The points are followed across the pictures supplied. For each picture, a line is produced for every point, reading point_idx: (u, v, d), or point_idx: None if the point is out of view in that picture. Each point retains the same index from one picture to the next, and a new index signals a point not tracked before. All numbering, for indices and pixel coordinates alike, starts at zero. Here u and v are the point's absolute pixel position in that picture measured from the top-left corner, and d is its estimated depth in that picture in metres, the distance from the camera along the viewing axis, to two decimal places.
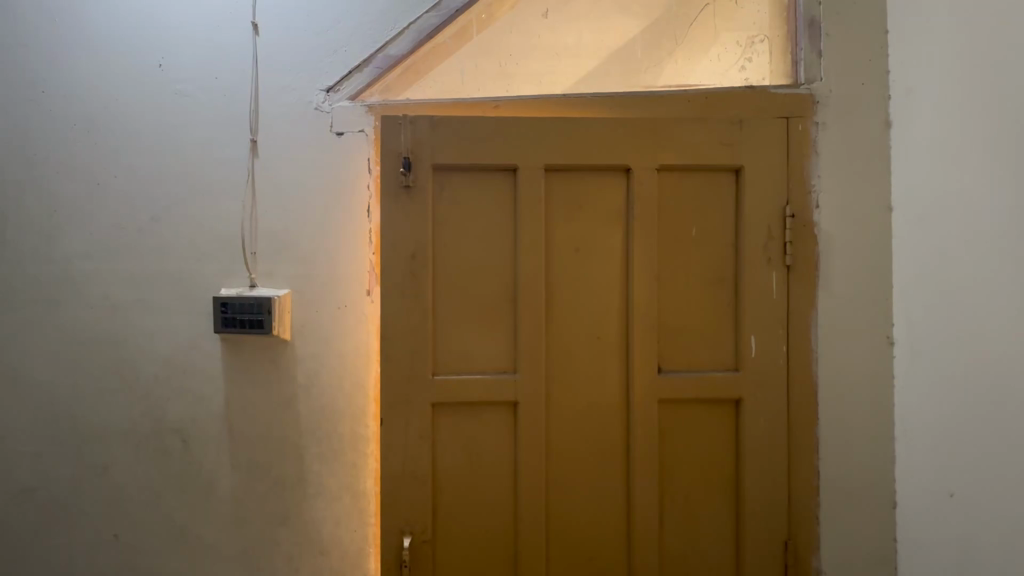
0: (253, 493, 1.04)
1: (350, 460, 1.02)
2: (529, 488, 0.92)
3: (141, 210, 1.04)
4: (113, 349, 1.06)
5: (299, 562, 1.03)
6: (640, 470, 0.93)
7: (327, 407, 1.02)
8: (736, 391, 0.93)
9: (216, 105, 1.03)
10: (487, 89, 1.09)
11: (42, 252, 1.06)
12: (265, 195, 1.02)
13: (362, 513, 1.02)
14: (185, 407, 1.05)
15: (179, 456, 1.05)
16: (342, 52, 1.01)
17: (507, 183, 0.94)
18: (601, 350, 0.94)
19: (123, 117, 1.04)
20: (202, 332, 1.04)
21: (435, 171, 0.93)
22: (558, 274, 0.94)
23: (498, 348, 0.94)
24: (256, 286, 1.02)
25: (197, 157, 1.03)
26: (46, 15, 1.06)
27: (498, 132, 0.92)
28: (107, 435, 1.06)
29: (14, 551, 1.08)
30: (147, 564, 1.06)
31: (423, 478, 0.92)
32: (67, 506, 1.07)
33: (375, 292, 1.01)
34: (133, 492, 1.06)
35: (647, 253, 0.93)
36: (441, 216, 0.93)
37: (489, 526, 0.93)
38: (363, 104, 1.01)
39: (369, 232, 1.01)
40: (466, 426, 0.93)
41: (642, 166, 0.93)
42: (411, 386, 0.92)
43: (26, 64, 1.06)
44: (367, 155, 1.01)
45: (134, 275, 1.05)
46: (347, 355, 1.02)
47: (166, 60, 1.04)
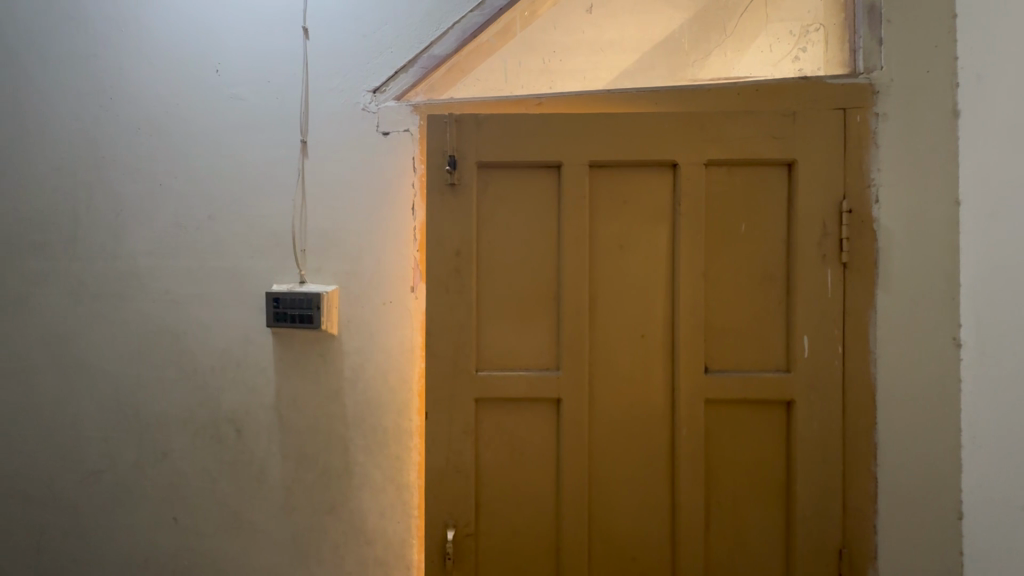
0: (301, 482, 1.07)
1: (394, 452, 1.04)
2: (572, 486, 0.92)
3: (198, 209, 1.09)
4: (172, 341, 1.11)
5: (344, 551, 1.06)
6: (686, 472, 0.91)
7: (372, 400, 1.05)
8: (787, 393, 0.90)
9: (268, 107, 1.07)
10: (532, 87, 1.10)
11: (110, 249, 1.13)
12: (314, 193, 1.06)
13: (405, 505, 1.04)
14: (239, 398, 1.09)
15: (233, 444, 1.10)
16: (388, 54, 1.03)
17: (551, 179, 0.94)
18: (646, 350, 0.92)
19: (183, 120, 1.10)
20: (254, 327, 1.08)
21: (480, 169, 0.94)
22: (602, 271, 0.93)
23: (542, 345, 0.94)
24: (306, 281, 1.06)
25: (250, 159, 1.08)
26: (114, 28, 1.13)
27: (543, 128, 0.92)
28: (167, 423, 1.12)
29: (85, 528, 1.16)
30: (203, 546, 1.11)
31: (466, 473, 0.93)
32: (130, 489, 1.14)
33: (419, 288, 1.03)
34: (189, 478, 1.12)
35: (694, 250, 0.91)
36: (485, 213, 0.94)
37: (531, 522, 0.93)
38: (408, 104, 1.02)
39: (414, 228, 1.03)
40: (509, 422, 0.94)
41: (690, 161, 0.91)
42: (454, 381, 0.93)
43: (97, 74, 1.13)
44: (412, 153, 1.03)
45: (192, 271, 1.10)
46: (391, 350, 1.04)
47: (221, 66, 1.08)
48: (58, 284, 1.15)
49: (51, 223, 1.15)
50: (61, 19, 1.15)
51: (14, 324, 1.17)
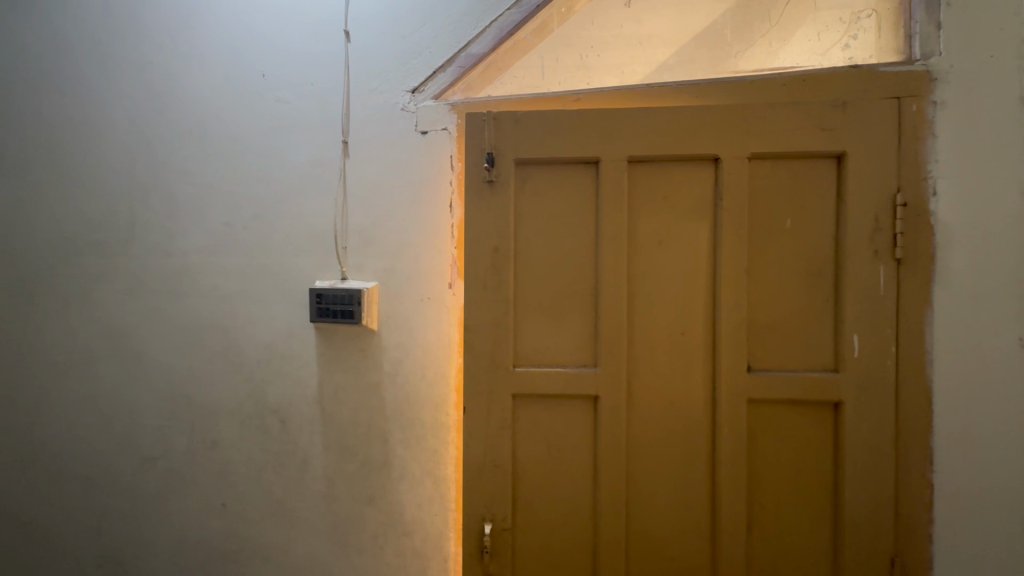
0: (342, 473, 1.10)
1: (431, 446, 1.06)
2: (609, 484, 0.91)
3: (246, 209, 1.14)
4: (221, 335, 1.16)
5: (383, 541, 1.08)
6: (727, 473, 0.89)
7: (411, 395, 1.07)
8: (835, 394, 0.87)
9: (311, 109, 1.10)
10: (569, 82, 1.09)
11: (164, 247, 1.19)
12: (355, 192, 1.08)
13: (442, 498, 1.05)
14: (284, 391, 1.13)
15: (277, 435, 1.14)
16: (426, 54, 1.05)
17: (589, 175, 0.93)
18: (686, 348, 0.91)
19: (231, 123, 1.14)
20: (298, 322, 1.12)
21: (517, 165, 0.94)
22: (641, 268, 0.92)
23: (579, 342, 0.93)
24: (347, 278, 1.09)
25: (295, 159, 1.11)
26: (168, 36, 1.18)
27: (581, 124, 0.91)
28: (217, 413, 1.17)
29: (141, 511, 1.23)
30: (249, 532, 1.16)
31: (503, 468, 0.93)
32: (182, 475, 1.20)
33: (456, 285, 1.04)
34: (237, 466, 1.16)
35: (736, 247, 0.89)
36: (522, 210, 0.94)
37: (568, 518, 0.93)
38: (446, 103, 1.04)
39: (452, 225, 1.04)
40: (547, 418, 0.94)
41: (733, 155, 0.89)
42: (492, 377, 0.94)
43: (152, 80, 1.19)
44: (450, 152, 1.04)
45: (240, 268, 1.15)
46: (429, 346, 1.06)
47: (267, 70, 1.12)
48: (118, 281, 1.22)
49: (112, 223, 1.22)
50: (121, 30, 1.21)
51: (80, 318, 1.25)
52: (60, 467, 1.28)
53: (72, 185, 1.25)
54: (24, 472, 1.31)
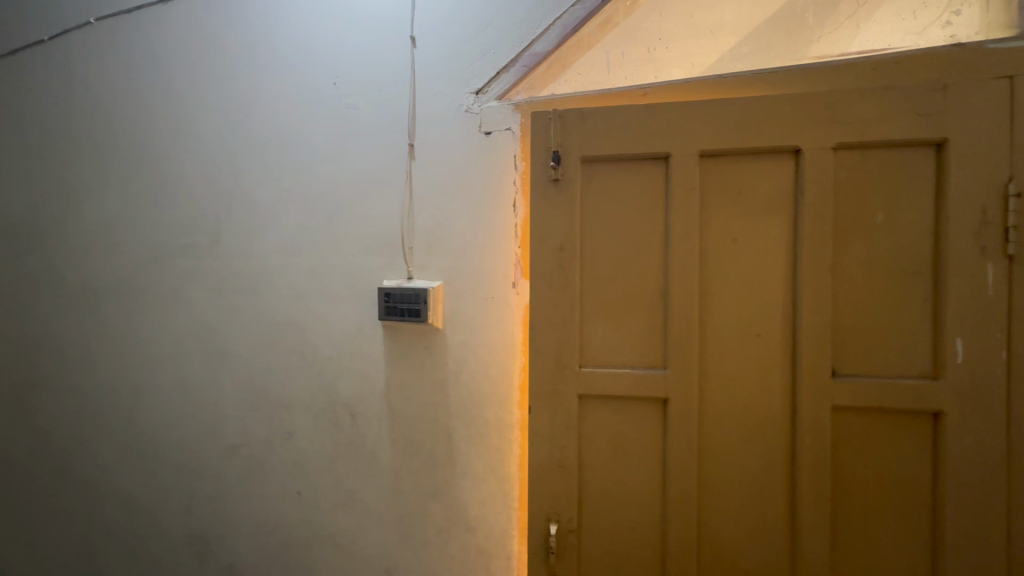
0: (408, 467, 1.13)
1: (495, 444, 1.07)
2: (680, 490, 0.88)
3: (319, 212, 1.20)
4: (296, 331, 1.23)
5: (448, 536, 1.10)
6: (808, 484, 0.84)
7: (475, 393, 1.08)
8: (935, 403, 0.80)
9: (380, 114, 1.14)
10: (635, 77, 1.02)
11: (245, 248, 1.27)
12: (421, 194, 1.11)
13: (505, 496, 1.06)
14: (353, 386, 1.18)
15: (347, 428, 1.19)
16: (491, 55, 1.06)
17: (658, 171, 0.91)
18: (763, 351, 0.87)
19: (305, 130, 1.21)
20: (367, 320, 1.16)
21: (583, 163, 0.93)
22: (713, 266, 0.88)
23: (648, 342, 0.91)
24: (413, 278, 1.12)
25: (364, 163, 1.16)
26: (249, 51, 1.26)
27: (650, 119, 0.89)
28: (292, 405, 1.24)
29: (224, 495, 1.32)
30: (321, 520, 1.21)
31: (569, 468, 0.93)
32: (260, 463, 1.28)
33: (520, 285, 1.04)
34: (310, 457, 1.22)
35: (819, 244, 0.84)
36: (588, 208, 0.93)
37: (636, 523, 0.91)
38: (510, 103, 1.04)
39: (516, 225, 1.04)
40: (613, 419, 0.92)
41: (815, 146, 0.83)
42: (558, 376, 0.93)
43: (235, 93, 1.28)
44: (514, 152, 1.04)
45: (313, 268, 1.20)
46: (493, 345, 1.07)
47: (338, 79, 1.17)
48: (205, 280, 1.32)
49: (199, 226, 1.32)
50: (208, 47, 1.31)
51: (172, 314, 1.36)
52: (155, 451, 1.40)
53: (165, 191, 1.36)
54: (125, 453, 1.44)
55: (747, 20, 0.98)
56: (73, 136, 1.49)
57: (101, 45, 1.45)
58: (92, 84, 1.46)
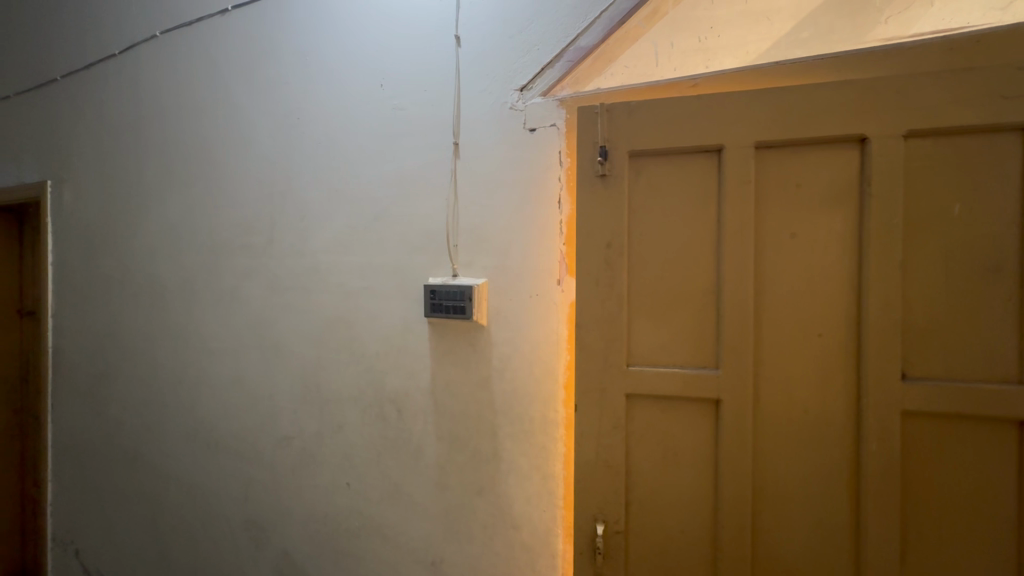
0: (454, 462, 1.15)
1: (540, 442, 1.06)
2: (733, 494, 0.85)
3: (366, 211, 1.23)
4: (345, 328, 1.26)
5: (492, 532, 1.11)
6: (874, 493, 0.79)
7: (519, 390, 1.08)
8: (1020, 409, 0.74)
9: (425, 114, 1.16)
10: (685, 68, 0.98)
11: (298, 247, 1.32)
12: (466, 192, 1.12)
13: (550, 495, 1.06)
14: (400, 381, 1.20)
15: (394, 422, 1.21)
16: (535, 51, 1.05)
17: (710, 164, 0.87)
18: (823, 352, 0.82)
19: (353, 133, 1.24)
20: (412, 317, 1.18)
21: (631, 158, 0.91)
22: (770, 263, 0.85)
23: (699, 342, 0.88)
24: (458, 275, 1.13)
25: (409, 163, 1.18)
26: (300, 57, 1.31)
27: (702, 110, 0.86)
28: (341, 399, 1.28)
29: (279, 484, 1.37)
30: (370, 511, 1.25)
31: (616, 469, 0.91)
32: (312, 454, 1.32)
33: (565, 282, 1.03)
34: (359, 450, 1.26)
35: (888, 238, 0.79)
36: (636, 203, 0.91)
37: (686, 526, 0.89)
38: (555, 98, 1.03)
39: (561, 222, 1.03)
40: (662, 420, 0.90)
41: (884, 134, 0.78)
42: (604, 375, 0.92)
43: (287, 98, 1.33)
44: (559, 148, 1.03)
45: (361, 266, 1.24)
46: (537, 343, 1.06)
47: (385, 81, 1.20)
48: (260, 279, 1.38)
49: (255, 227, 1.38)
50: (263, 55, 1.37)
51: (231, 310, 1.43)
52: (215, 439, 1.48)
53: (223, 194, 1.43)
54: (188, 441, 1.53)
55: (807, 3, 0.92)
56: (143, 143, 1.59)
57: (167, 57, 1.54)
58: (158, 94, 1.56)
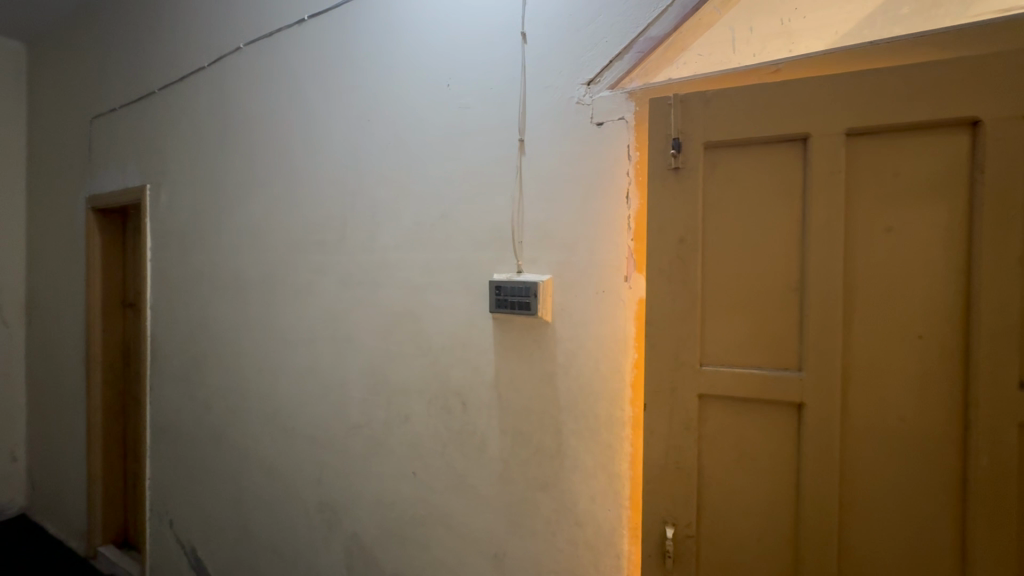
0: (518, 457, 1.16)
1: (605, 440, 1.05)
2: (817, 505, 0.80)
3: (433, 209, 1.26)
4: (412, 322, 1.30)
5: (556, 528, 1.11)
6: (983, 513, 0.72)
7: (584, 387, 1.07)
8: None
9: (491, 112, 1.17)
10: (765, 54, 0.93)
11: (367, 244, 1.37)
12: (532, 188, 1.12)
13: (616, 494, 1.04)
14: (465, 375, 1.23)
15: (458, 415, 1.24)
16: (603, 44, 1.03)
17: (795, 154, 0.82)
18: (924, 356, 0.76)
19: (421, 133, 1.27)
20: (477, 312, 1.20)
21: (706, 150, 0.88)
22: (862, 258, 0.79)
23: (779, 342, 0.84)
24: (522, 271, 1.14)
25: (475, 161, 1.20)
26: (371, 61, 1.36)
27: (786, 97, 0.81)
28: (408, 391, 1.32)
29: (350, 470, 1.44)
30: (434, 500, 1.28)
31: (687, 471, 0.88)
32: (380, 442, 1.38)
33: (633, 279, 1.01)
34: (425, 441, 1.30)
35: (1004, 231, 0.71)
36: (711, 197, 0.88)
37: (764, 534, 0.85)
38: (623, 91, 1.01)
39: (629, 217, 1.01)
40: (738, 423, 0.86)
41: (1001, 115, 0.71)
42: (675, 374, 0.90)
43: (359, 101, 1.38)
44: (628, 142, 1.01)
45: (428, 263, 1.27)
46: (603, 340, 1.05)
47: (452, 81, 1.22)
48: (333, 274, 1.45)
49: (328, 225, 1.45)
50: (336, 61, 1.43)
51: (306, 304, 1.52)
52: (292, 425, 1.57)
53: (300, 194, 1.52)
54: (267, 426, 1.64)
55: None
56: (229, 149, 1.72)
57: (249, 67, 1.65)
58: (242, 102, 1.68)
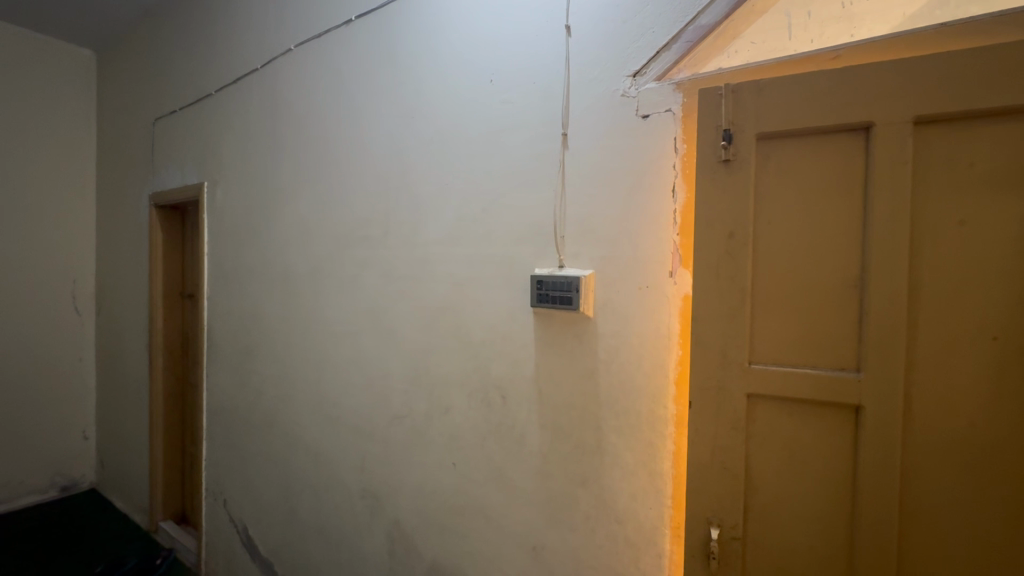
0: (557, 451, 1.16)
1: (647, 438, 1.04)
2: (874, 512, 0.77)
3: (475, 204, 1.27)
4: (453, 316, 1.33)
5: (595, 524, 1.11)
6: None
7: (626, 384, 1.06)
8: None
9: (534, 106, 1.17)
10: (824, 40, 0.88)
11: (411, 239, 1.40)
12: (574, 183, 1.12)
13: (657, 493, 1.02)
14: (505, 369, 1.24)
15: (498, 409, 1.25)
16: (650, 35, 1.01)
17: (856, 144, 0.79)
18: (995, 359, 0.71)
19: (463, 129, 1.29)
20: (518, 307, 1.21)
21: (759, 141, 0.85)
22: (928, 254, 0.74)
23: (835, 342, 0.80)
24: (564, 266, 1.13)
25: (517, 156, 1.20)
26: (416, 58, 1.38)
27: (847, 85, 0.78)
28: (449, 384, 1.35)
29: (391, 458, 1.49)
30: (473, 491, 1.30)
31: (734, 472, 0.86)
32: (422, 433, 1.41)
33: (678, 274, 0.99)
34: (464, 433, 1.32)
35: None
36: (764, 190, 0.85)
37: (815, 540, 0.81)
38: (671, 82, 0.98)
39: (674, 211, 0.99)
40: (789, 424, 0.83)
41: None
42: (722, 372, 0.87)
43: (404, 97, 1.41)
44: (674, 134, 0.98)
45: (469, 257, 1.29)
46: (646, 336, 1.03)
47: (495, 76, 1.23)
48: (377, 268, 1.49)
49: (372, 220, 1.49)
50: (382, 59, 1.46)
51: (351, 297, 1.56)
52: (336, 413, 1.63)
53: (346, 190, 1.57)
54: (313, 414, 1.71)
55: None
56: (279, 147, 1.79)
57: (300, 68, 1.71)
58: (292, 102, 1.74)
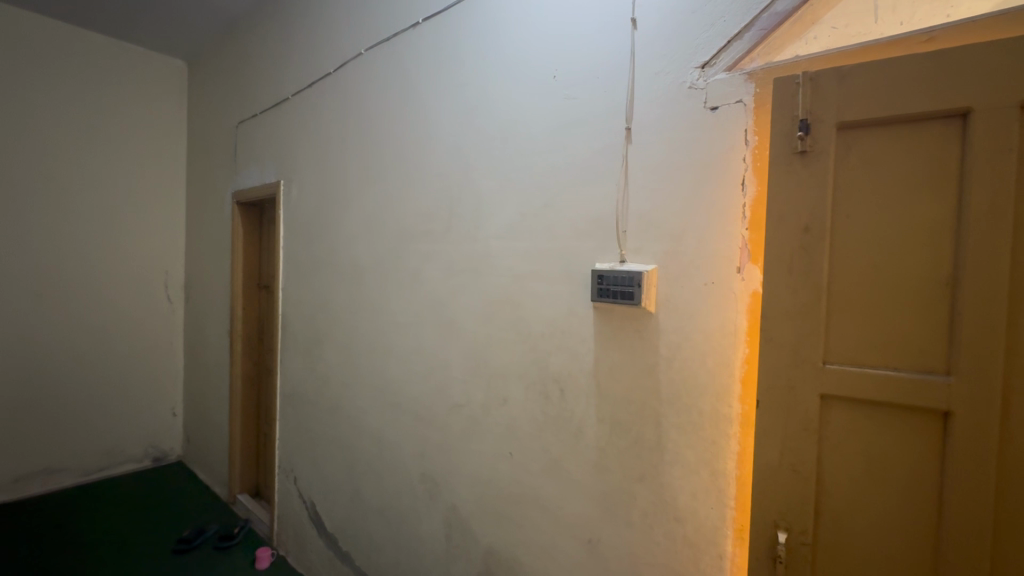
0: (614, 446, 1.16)
1: (710, 436, 1.01)
2: (964, 526, 0.71)
3: (535, 199, 1.29)
4: (512, 308, 1.35)
5: (653, 521, 1.10)
6: None
7: (689, 381, 1.04)
8: None
9: (597, 101, 1.17)
10: (914, 21, 0.86)
11: (472, 233, 1.44)
12: (638, 177, 1.11)
13: (720, 493, 1.00)
14: (563, 362, 1.25)
15: (555, 401, 1.27)
16: (721, 23, 0.98)
17: (951, 132, 0.73)
18: None
19: (526, 125, 1.31)
20: (577, 301, 1.22)
21: (839, 132, 0.81)
22: None
23: (922, 342, 0.76)
24: (626, 261, 1.13)
25: (579, 150, 1.21)
26: (480, 56, 1.42)
27: (942, 69, 0.73)
28: (508, 375, 1.38)
29: (450, 445, 1.54)
30: (529, 481, 1.33)
31: (805, 475, 0.83)
32: (480, 422, 1.45)
33: (746, 270, 0.96)
34: (521, 424, 1.35)
35: None
36: (844, 182, 0.81)
37: (894, 550, 0.77)
38: (742, 72, 0.95)
39: (744, 206, 0.96)
40: (867, 428, 0.79)
41: None
42: (793, 371, 0.84)
43: (468, 94, 1.45)
44: (745, 126, 0.96)
45: (529, 252, 1.31)
46: (710, 333, 1.01)
47: (558, 72, 1.24)
48: (439, 262, 1.54)
49: (435, 216, 1.55)
50: (448, 59, 1.51)
51: (414, 289, 1.63)
52: (398, 400, 1.71)
53: (410, 186, 1.63)
54: (377, 399, 1.80)
55: None
56: (349, 146, 1.89)
57: (370, 71, 1.80)
58: (362, 103, 1.83)
